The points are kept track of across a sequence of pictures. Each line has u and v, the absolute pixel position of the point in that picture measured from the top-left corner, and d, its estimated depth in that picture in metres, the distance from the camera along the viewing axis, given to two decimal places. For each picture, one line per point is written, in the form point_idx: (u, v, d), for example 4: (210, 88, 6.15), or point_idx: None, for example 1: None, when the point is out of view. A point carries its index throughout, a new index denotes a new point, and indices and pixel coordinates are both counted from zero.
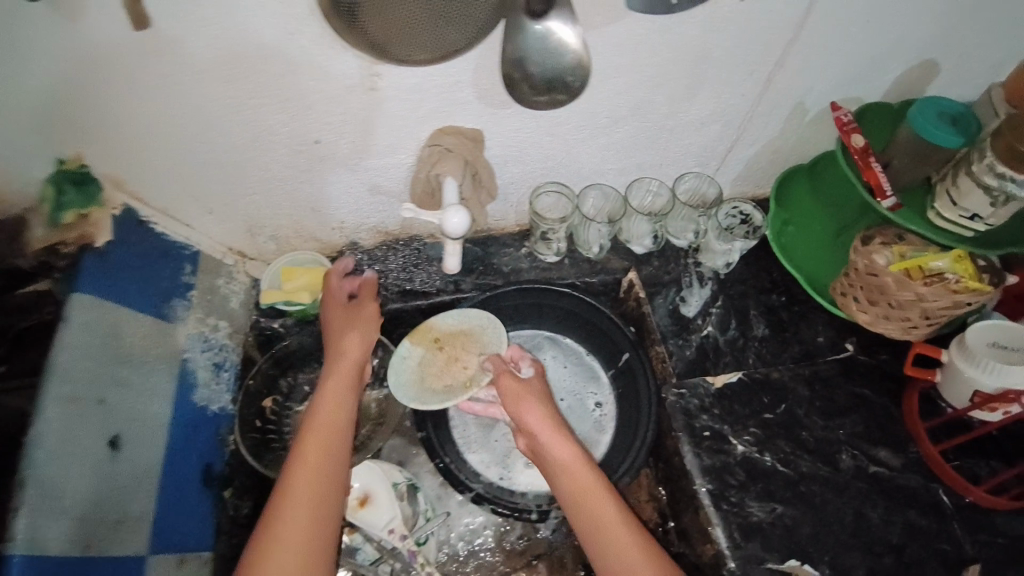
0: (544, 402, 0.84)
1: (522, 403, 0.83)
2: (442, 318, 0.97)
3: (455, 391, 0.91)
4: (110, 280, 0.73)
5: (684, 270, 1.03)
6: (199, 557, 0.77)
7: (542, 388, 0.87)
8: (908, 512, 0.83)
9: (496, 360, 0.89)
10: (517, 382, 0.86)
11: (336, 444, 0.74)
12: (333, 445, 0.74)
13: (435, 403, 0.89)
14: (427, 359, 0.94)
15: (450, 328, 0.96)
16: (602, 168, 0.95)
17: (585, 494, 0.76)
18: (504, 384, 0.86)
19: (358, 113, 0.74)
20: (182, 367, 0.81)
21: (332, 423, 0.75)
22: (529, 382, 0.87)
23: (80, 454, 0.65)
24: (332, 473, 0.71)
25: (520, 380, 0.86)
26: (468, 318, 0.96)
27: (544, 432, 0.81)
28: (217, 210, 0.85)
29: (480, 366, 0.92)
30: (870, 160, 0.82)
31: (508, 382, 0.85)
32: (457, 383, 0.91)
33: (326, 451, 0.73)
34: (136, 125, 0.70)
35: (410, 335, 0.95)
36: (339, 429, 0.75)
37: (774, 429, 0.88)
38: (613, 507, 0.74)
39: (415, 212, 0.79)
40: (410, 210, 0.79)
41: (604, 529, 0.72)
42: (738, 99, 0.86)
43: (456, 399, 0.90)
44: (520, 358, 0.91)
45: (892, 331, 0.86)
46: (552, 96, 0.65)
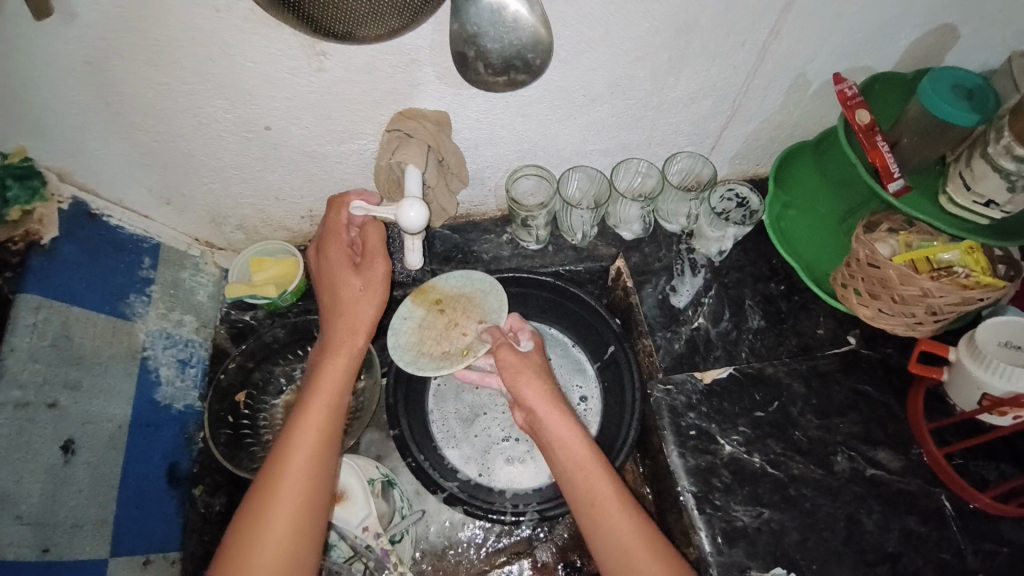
0: (543, 377, 0.78)
1: (520, 378, 0.77)
2: (446, 279, 0.93)
3: (452, 358, 0.86)
4: (58, 279, 0.71)
5: (677, 257, 0.97)
6: (164, 557, 0.77)
7: (543, 362, 0.80)
8: (906, 517, 0.78)
9: (494, 335, 0.83)
10: (517, 356, 0.79)
11: (329, 440, 0.67)
12: (327, 441, 0.67)
13: (430, 369, 0.85)
14: (427, 321, 0.89)
15: (453, 290, 0.92)
16: (584, 149, 0.88)
17: (596, 484, 0.71)
18: (504, 360, 0.78)
19: (307, 97, 0.69)
20: (141, 365, 0.79)
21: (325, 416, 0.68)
22: (527, 357, 0.80)
23: (33, 460, 0.64)
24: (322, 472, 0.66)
25: (519, 354, 0.80)
26: (472, 283, 0.92)
27: (544, 412, 0.75)
28: (174, 201, 0.83)
29: (479, 335, 0.86)
30: (876, 139, 0.75)
31: (508, 357, 0.78)
32: (454, 349, 0.86)
33: (318, 450, 0.66)
34: (73, 115, 0.67)
35: (412, 296, 0.91)
36: (333, 422, 0.68)
37: (766, 429, 0.83)
38: (616, 494, 0.71)
39: (366, 209, 0.74)
40: (360, 208, 0.74)
41: (608, 520, 0.69)
42: (731, 72, 0.78)
43: (450, 367, 0.84)
44: (520, 330, 0.85)
45: (896, 327, 0.79)
46: (511, 76, 0.60)
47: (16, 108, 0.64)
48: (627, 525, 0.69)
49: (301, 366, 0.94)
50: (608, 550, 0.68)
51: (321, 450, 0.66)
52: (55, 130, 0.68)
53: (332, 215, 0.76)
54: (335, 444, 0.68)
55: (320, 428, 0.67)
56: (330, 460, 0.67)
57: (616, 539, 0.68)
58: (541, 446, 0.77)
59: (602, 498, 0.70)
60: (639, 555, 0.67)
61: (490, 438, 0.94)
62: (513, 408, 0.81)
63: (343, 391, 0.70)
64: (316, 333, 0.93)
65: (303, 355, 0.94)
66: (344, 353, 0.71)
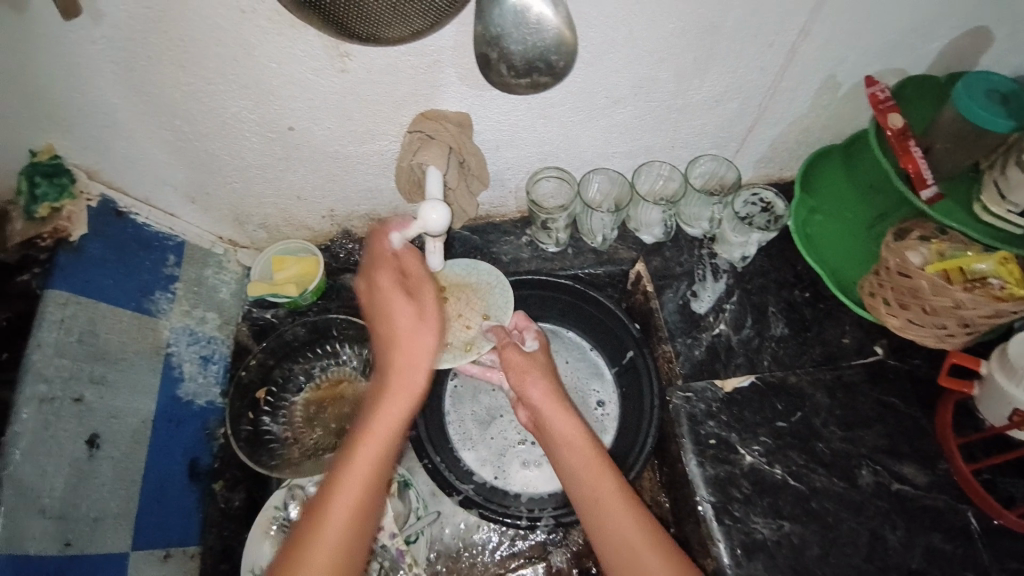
0: (549, 378, 0.80)
1: (526, 377, 0.79)
2: (450, 267, 0.92)
3: (454, 352, 0.86)
4: (84, 275, 0.73)
5: (698, 262, 0.95)
6: (184, 552, 0.78)
7: (548, 362, 0.82)
8: (931, 534, 0.75)
9: (499, 333, 0.85)
10: (523, 357, 0.81)
11: (377, 484, 0.64)
12: (375, 485, 0.64)
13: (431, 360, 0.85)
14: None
15: (457, 279, 0.91)
16: (606, 152, 0.87)
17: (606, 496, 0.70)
18: (510, 359, 0.81)
19: (330, 98, 0.69)
20: (164, 362, 0.81)
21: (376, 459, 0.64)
22: (533, 356, 0.82)
23: (58, 454, 0.65)
24: (365, 517, 0.63)
25: (524, 353, 0.82)
26: (478, 274, 0.92)
27: (550, 410, 0.77)
28: (198, 200, 0.84)
29: (482, 331, 0.87)
30: (909, 144, 0.72)
31: (513, 356, 0.81)
32: (457, 343, 0.87)
33: (366, 494, 0.63)
34: (102, 114, 0.68)
35: None
36: (383, 464, 0.64)
37: (787, 440, 0.81)
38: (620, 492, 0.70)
39: (403, 236, 0.75)
40: (398, 237, 0.75)
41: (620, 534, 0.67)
42: (758, 74, 0.76)
43: (453, 361, 0.85)
44: (525, 329, 0.87)
45: (925, 339, 0.77)
46: (534, 79, 0.59)
47: (50, 108, 0.65)
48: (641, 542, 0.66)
49: (321, 364, 0.95)
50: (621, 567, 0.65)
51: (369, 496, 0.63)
52: (84, 129, 0.69)
53: (375, 245, 0.74)
54: (382, 488, 0.64)
55: (371, 472, 0.63)
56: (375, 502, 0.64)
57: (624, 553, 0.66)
58: (544, 445, 0.78)
59: (612, 509, 0.69)
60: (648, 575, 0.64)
61: (506, 441, 0.94)
62: (517, 404, 0.84)
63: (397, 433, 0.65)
64: (336, 332, 0.94)
65: (323, 353, 0.95)
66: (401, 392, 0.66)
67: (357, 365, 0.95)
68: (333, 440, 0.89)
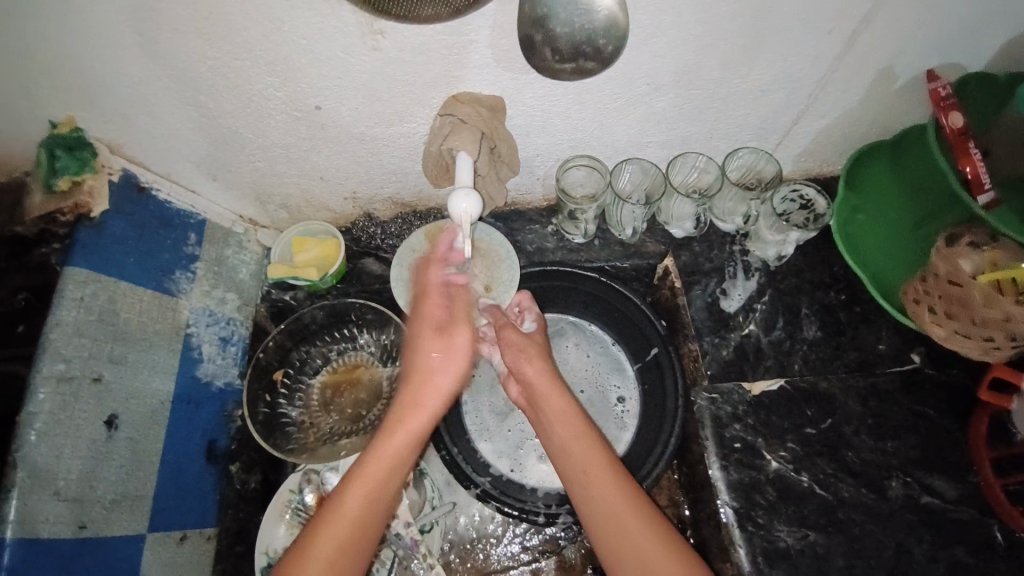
0: (547, 360, 0.79)
1: (522, 357, 0.78)
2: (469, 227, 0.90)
3: None
4: (105, 253, 0.71)
5: (729, 259, 0.92)
6: (200, 534, 0.79)
7: (544, 343, 0.81)
8: (955, 548, 0.73)
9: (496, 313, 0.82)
10: (521, 339, 0.80)
11: (379, 504, 0.67)
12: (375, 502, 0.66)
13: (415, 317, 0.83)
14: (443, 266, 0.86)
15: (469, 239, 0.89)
16: (641, 141, 0.83)
17: (603, 488, 0.68)
18: (506, 339, 0.79)
19: (359, 77, 0.66)
20: (184, 342, 0.80)
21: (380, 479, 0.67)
22: (531, 338, 0.81)
23: (75, 435, 0.65)
24: (365, 531, 0.65)
25: (522, 334, 0.80)
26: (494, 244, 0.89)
27: (545, 392, 0.76)
28: (221, 177, 0.82)
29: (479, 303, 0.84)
30: (969, 145, 0.68)
31: (510, 336, 0.79)
32: None
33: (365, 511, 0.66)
34: (126, 88, 0.66)
35: (428, 231, 0.89)
36: (389, 483, 0.67)
37: (815, 447, 0.79)
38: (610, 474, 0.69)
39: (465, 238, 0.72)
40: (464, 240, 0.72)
41: (622, 529, 0.65)
42: (810, 63, 0.72)
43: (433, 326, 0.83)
44: (526, 308, 0.84)
45: (969, 350, 0.73)
46: (580, 63, 0.59)
47: (74, 80, 0.64)
48: (648, 541, 0.64)
49: (338, 348, 0.94)
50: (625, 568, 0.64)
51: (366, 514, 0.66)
52: (107, 101, 0.67)
53: (422, 276, 0.77)
54: (383, 506, 0.67)
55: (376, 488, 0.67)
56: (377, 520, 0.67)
57: (629, 551, 0.64)
58: (538, 425, 0.77)
59: (610, 501, 0.67)
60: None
61: (523, 434, 0.92)
62: (510, 381, 0.83)
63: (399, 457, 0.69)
64: (354, 317, 0.92)
65: (340, 337, 0.94)
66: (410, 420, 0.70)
67: (375, 351, 0.93)
68: (347, 425, 0.88)
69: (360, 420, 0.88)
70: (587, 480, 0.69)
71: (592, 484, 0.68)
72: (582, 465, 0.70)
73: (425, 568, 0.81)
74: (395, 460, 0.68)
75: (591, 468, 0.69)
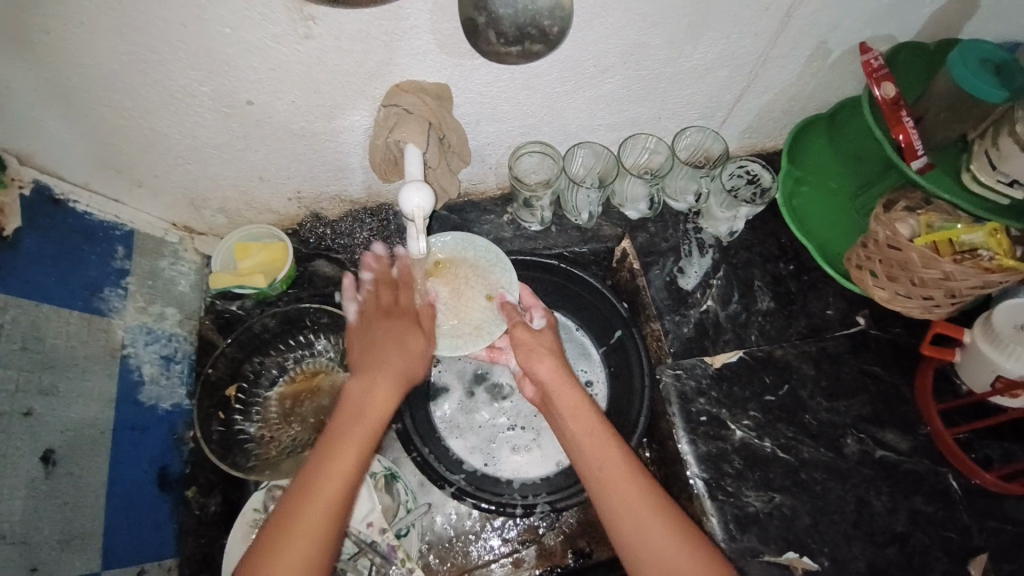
0: (558, 356, 0.77)
1: (533, 356, 0.77)
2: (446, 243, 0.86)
3: (469, 341, 0.80)
4: (25, 274, 0.65)
5: (684, 237, 0.93)
6: (159, 566, 0.74)
7: (556, 339, 0.79)
8: (914, 498, 0.77)
9: (510, 312, 0.80)
10: (533, 336, 0.78)
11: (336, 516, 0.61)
12: (335, 512, 0.62)
13: (445, 348, 0.79)
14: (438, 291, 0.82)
15: (451, 253, 0.85)
16: (591, 124, 0.83)
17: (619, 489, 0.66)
18: (518, 336, 0.78)
19: (294, 68, 0.62)
20: (121, 365, 0.74)
21: (349, 471, 0.64)
22: (542, 333, 0.79)
23: (12, 475, 0.59)
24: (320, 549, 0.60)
25: (532, 331, 0.79)
26: (479, 251, 0.86)
27: (558, 387, 0.75)
28: (147, 183, 0.76)
29: (488, 313, 0.82)
30: (902, 114, 0.71)
31: (522, 336, 0.78)
32: (466, 331, 0.80)
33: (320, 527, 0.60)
34: (25, 88, 0.60)
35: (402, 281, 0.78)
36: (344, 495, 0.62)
37: (776, 413, 0.81)
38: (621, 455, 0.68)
39: (418, 234, 0.69)
40: (417, 238, 0.69)
41: (641, 525, 0.63)
42: (750, 40, 0.73)
43: (467, 350, 0.79)
44: (531, 307, 0.82)
45: (911, 310, 0.78)
46: (526, 46, 0.58)
47: None
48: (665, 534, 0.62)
49: (294, 356, 0.89)
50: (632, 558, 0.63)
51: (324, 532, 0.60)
52: (11, 105, 0.60)
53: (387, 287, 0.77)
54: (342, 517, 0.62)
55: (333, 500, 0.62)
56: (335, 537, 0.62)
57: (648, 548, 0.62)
58: (550, 419, 0.77)
59: (628, 499, 0.65)
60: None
61: (496, 427, 0.91)
62: (525, 380, 0.82)
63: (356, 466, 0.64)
64: (308, 322, 0.88)
65: (296, 345, 0.89)
66: (363, 428, 0.67)
67: (334, 355, 0.90)
68: (309, 434, 0.85)
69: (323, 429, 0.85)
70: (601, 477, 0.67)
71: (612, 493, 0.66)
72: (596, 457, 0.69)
73: (403, 574, 0.78)
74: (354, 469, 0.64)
75: (611, 482, 0.66)
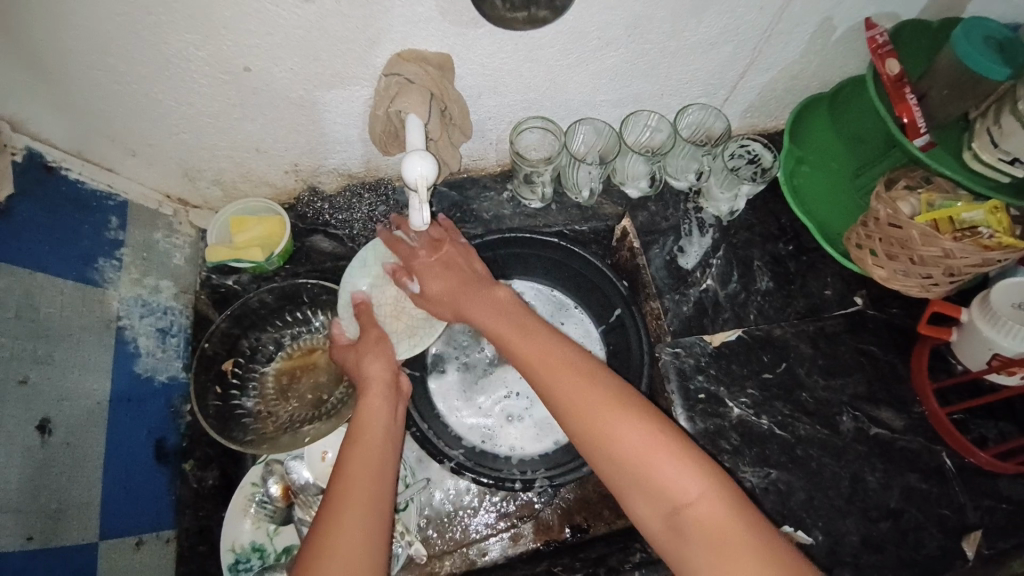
0: (470, 296, 0.73)
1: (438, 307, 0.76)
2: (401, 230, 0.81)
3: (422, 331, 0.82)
4: (17, 242, 0.63)
5: (684, 216, 0.93)
6: (158, 537, 0.75)
7: (449, 281, 0.75)
8: (908, 475, 0.78)
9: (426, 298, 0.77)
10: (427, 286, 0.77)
11: (373, 501, 0.58)
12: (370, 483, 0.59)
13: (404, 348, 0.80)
14: (379, 292, 0.82)
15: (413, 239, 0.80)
16: (594, 99, 0.82)
17: (588, 418, 0.60)
18: (435, 304, 0.76)
19: (291, 32, 0.61)
20: (117, 336, 0.74)
21: (377, 434, 0.65)
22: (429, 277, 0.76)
23: (6, 443, 0.59)
24: (371, 525, 0.56)
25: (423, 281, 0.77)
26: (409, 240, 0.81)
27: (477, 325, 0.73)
28: (141, 152, 0.75)
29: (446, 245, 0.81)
30: (904, 92, 0.72)
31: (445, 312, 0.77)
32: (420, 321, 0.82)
33: (372, 479, 0.60)
34: (12, 49, 0.58)
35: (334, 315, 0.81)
36: (378, 450, 0.63)
37: (773, 391, 0.82)
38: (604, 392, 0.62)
39: (417, 207, 0.67)
40: (416, 209, 0.68)
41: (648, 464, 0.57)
42: (755, 14, 0.72)
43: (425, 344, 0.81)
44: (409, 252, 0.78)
45: (909, 289, 0.78)
46: (532, 12, 0.61)
47: None
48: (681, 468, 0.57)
49: (292, 333, 0.88)
50: (648, 498, 0.57)
51: (365, 498, 0.58)
52: None
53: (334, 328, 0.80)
54: (386, 484, 0.61)
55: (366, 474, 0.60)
56: (379, 526, 0.57)
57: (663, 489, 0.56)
58: None
59: (622, 433, 0.59)
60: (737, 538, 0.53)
61: (495, 404, 0.91)
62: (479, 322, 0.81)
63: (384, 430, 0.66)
64: (306, 298, 0.87)
65: (293, 321, 0.88)
66: (371, 407, 0.68)
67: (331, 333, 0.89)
68: (308, 412, 0.84)
69: (321, 406, 0.84)
70: (551, 395, 0.63)
71: (600, 425, 0.60)
72: (550, 385, 0.64)
73: (404, 545, 0.81)
74: (375, 455, 0.62)
75: (582, 415, 0.61)
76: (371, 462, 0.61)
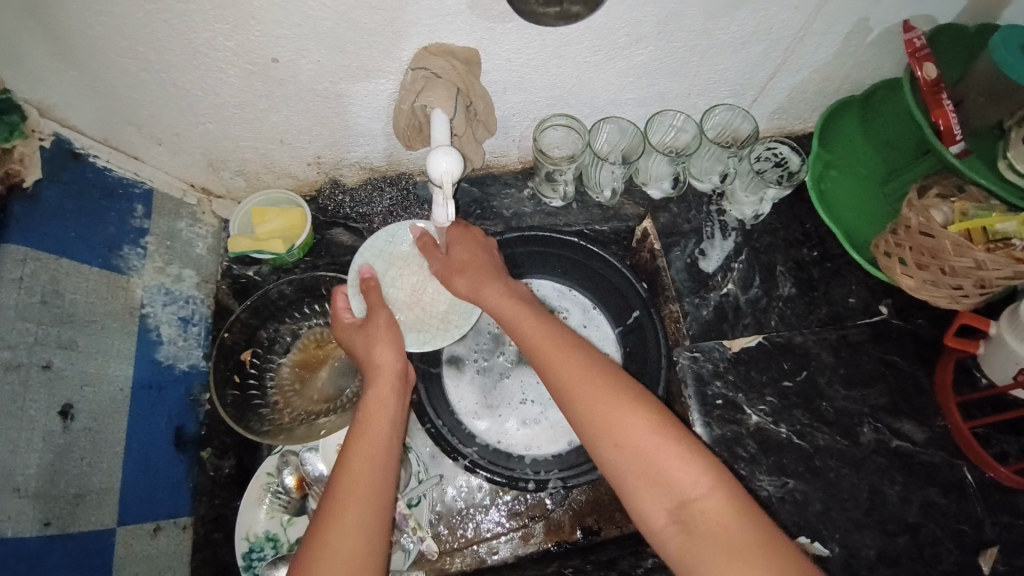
0: (496, 284, 0.72)
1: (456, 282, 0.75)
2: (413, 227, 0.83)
3: (431, 328, 0.81)
4: (44, 228, 0.64)
5: (706, 219, 0.92)
6: (175, 524, 0.76)
7: (479, 265, 0.73)
8: (928, 490, 0.77)
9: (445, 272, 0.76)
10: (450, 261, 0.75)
11: (375, 502, 0.57)
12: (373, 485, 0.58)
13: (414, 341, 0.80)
14: (392, 278, 0.82)
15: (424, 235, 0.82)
16: (619, 98, 0.81)
17: (604, 426, 0.59)
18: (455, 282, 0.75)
19: (319, 24, 0.61)
20: (140, 324, 0.74)
21: (383, 430, 0.64)
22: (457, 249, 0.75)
23: (29, 427, 0.60)
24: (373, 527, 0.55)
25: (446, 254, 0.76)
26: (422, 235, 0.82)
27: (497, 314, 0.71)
28: (167, 141, 0.75)
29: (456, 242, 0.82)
30: (941, 97, 0.70)
31: (462, 280, 0.74)
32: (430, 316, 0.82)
33: (377, 480, 0.59)
34: (44, 37, 0.58)
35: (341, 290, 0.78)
36: (383, 449, 0.62)
37: (793, 399, 0.81)
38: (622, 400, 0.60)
39: (442, 203, 0.67)
40: (439, 204, 0.67)
41: (660, 478, 0.56)
42: (789, 14, 0.71)
43: (435, 341, 0.80)
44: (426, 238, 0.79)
45: (938, 299, 0.76)
46: (564, 8, 0.60)
47: None
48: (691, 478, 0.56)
49: (310, 324, 0.89)
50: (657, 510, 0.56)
51: (368, 499, 0.57)
52: (23, 49, 0.59)
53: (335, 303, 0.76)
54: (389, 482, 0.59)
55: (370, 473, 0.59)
56: (381, 527, 0.56)
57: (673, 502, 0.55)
58: None
59: (637, 445, 0.57)
60: (740, 543, 0.53)
61: (510, 403, 0.91)
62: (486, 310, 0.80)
63: (389, 424, 0.64)
64: (325, 291, 0.87)
65: (312, 313, 0.89)
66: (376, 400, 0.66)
67: None
68: (324, 404, 0.85)
69: (338, 398, 0.84)
70: (570, 397, 0.61)
71: (615, 436, 0.58)
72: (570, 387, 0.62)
73: (415, 541, 0.82)
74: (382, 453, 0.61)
75: (597, 422, 0.59)
76: (376, 462, 0.60)
